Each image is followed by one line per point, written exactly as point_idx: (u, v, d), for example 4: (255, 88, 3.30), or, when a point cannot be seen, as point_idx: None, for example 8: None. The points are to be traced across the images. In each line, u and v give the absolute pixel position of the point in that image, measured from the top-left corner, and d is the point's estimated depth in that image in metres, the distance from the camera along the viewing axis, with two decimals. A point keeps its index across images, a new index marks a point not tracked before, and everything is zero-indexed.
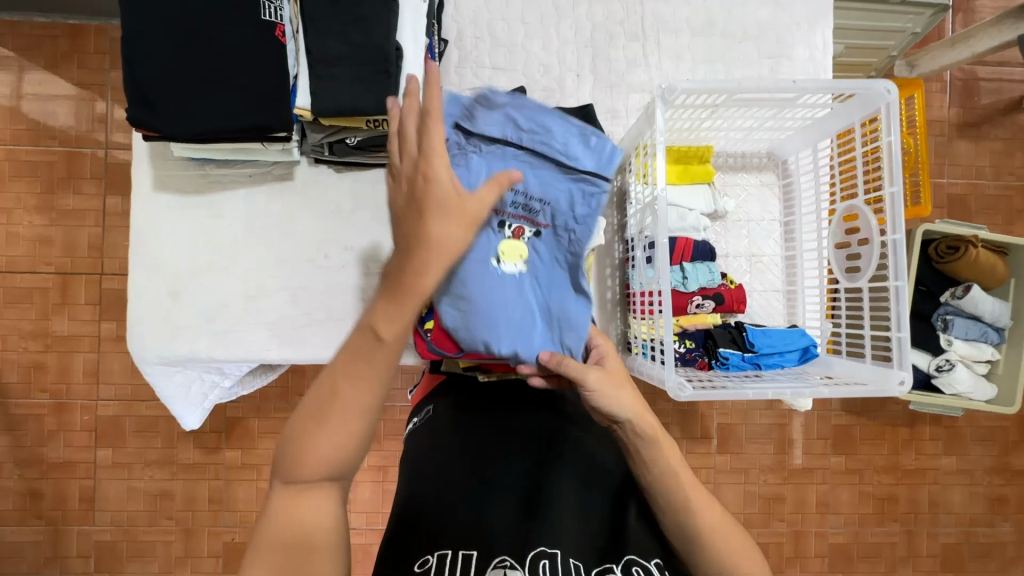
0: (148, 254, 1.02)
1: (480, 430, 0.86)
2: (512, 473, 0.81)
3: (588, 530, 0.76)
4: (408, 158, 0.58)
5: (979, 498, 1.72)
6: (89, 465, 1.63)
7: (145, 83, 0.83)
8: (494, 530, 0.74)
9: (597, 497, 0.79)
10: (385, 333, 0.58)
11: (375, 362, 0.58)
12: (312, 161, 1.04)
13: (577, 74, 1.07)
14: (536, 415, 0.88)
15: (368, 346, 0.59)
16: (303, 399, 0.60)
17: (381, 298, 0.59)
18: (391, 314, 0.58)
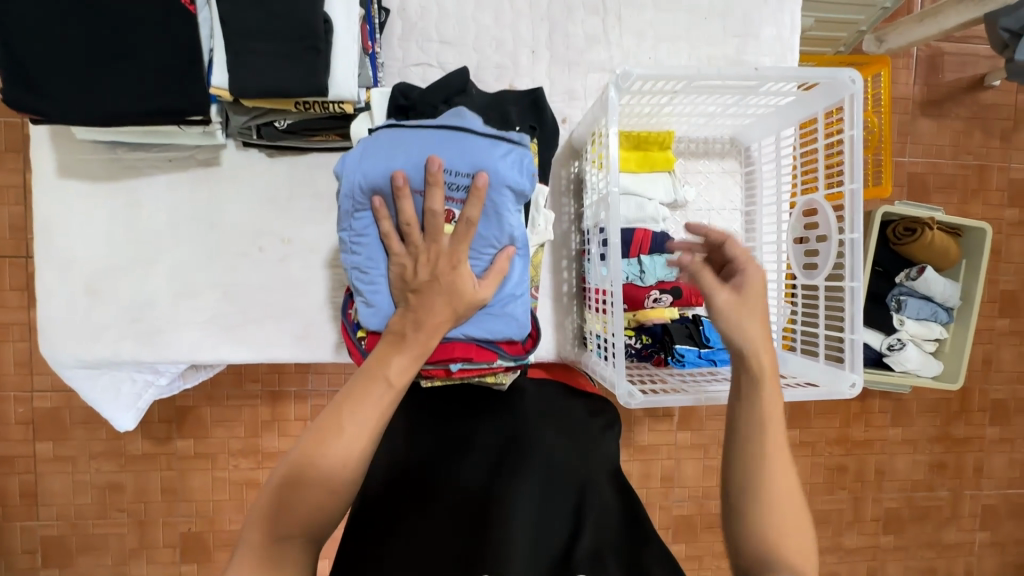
0: (59, 247, 0.92)
1: (436, 438, 0.84)
2: (466, 481, 0.79)
3: (542, 541, 0.73)
4: (429, 245, 0.73)
5: (922, 465, 1.81)
6: (29, 459, 1.54)
7: (28, 60, 0.72)
8: (440, 542, 0.73)
9: (556, 505, 0.77)
10: (396, 378, 0.68)
11: (379, 402, 0.66)
12: (240, 144, 0.94)
13: (533, 50, 0.99)
14: (491, 425, 0.85)
15: (373, 393, 0.66)
16: (302, 434, 0.63)
17: (393, 350, 0.69)
18: (403, 363, 0.69)
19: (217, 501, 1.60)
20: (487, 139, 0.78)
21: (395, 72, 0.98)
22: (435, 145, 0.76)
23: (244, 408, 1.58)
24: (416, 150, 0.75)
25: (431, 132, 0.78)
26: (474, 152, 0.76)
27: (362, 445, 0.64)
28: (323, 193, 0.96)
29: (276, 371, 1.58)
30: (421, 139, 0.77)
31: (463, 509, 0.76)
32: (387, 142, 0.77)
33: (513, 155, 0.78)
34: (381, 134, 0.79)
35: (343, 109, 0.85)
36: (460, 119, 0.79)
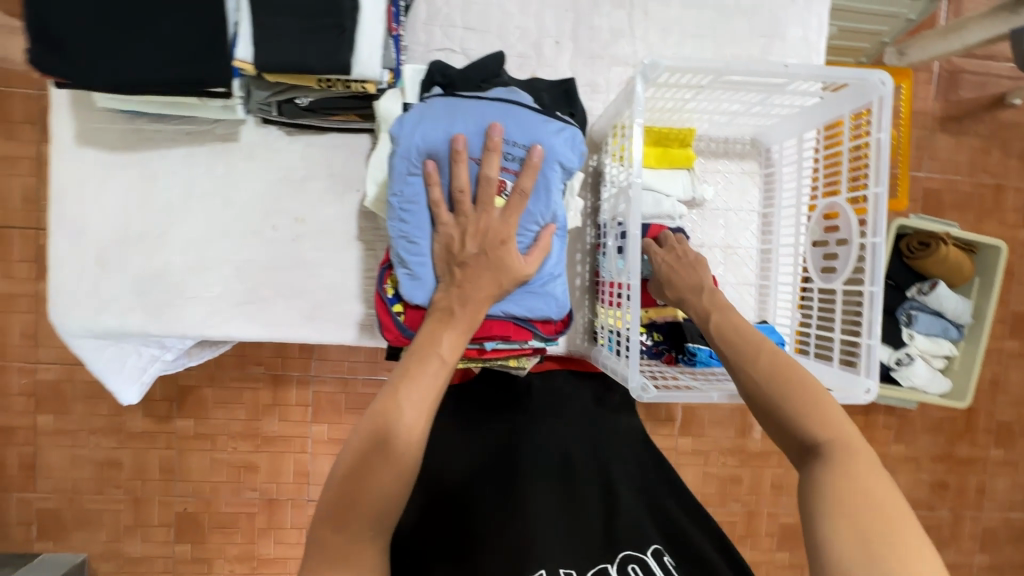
0: (73, 216, 0.92)
1: (456, 446, 0.83)
2: (492, 482, 0.78)
3: (578, 532, 0.73)
4: (484, 219, 0.75)
5: (923, 483, 1.79)
6: (29, 431, 1.53)
7: (51, 22, 0.72)
8: (479, 546, 0.71)
9: (584, 497, 0.78)
10: (448, 354, 0.69)
11: (436, 378, 0.66)
12: (259, 121, 0.94)
13: (557, 40, 0.99)
14: (507, 418, 0.87)
15: (427, 369, 0.66)
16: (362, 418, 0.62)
17: (442, 328, 0.71)
18: (454, 340, 0.70)
19: (214, 482, 1.59)
20: (539, 116, 0.80)
21: (418, 57, 0.97)
22: (489, 118, 0.78)
23: (245, 391, 1.58)
24: (472, 120, 0.78)
25: (488, 104, 0.80)
26: (531, 126, 0.79)
27: (424, 425, 0.63)
28: (339, 174, 0.96)
29: (280, 355, 1.58)
30: (476, 109, 0.79)
31: (496, 509, 0.75)
32: (443, 111, 0.78)
33: (566, 133, 0.80)
34: (436, 101, 0.80)
35: (365, 89, 0.85)
36: (512, 95, 0.82)
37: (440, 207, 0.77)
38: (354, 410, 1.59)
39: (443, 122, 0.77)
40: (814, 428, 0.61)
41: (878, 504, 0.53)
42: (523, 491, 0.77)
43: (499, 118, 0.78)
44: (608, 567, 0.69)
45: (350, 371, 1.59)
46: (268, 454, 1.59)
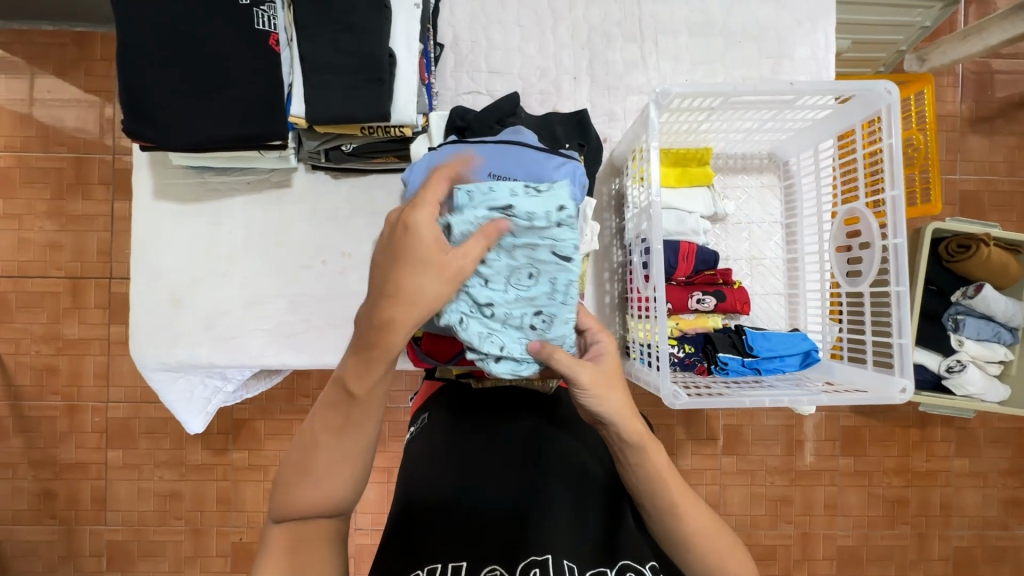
0: (149, 263, 1.03)
1: (472, 443, 0.82)
2: (501, 484, 0.77)
3: (579, 541, 0.72)
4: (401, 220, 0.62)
5: (993, 500, 1.69)
6: (101, 466, 1.65)
7: (139, 95, 0.84)
8: (484, 540, 0.71)
9: (591, 509, 0.76)
10: (357, 390, 0.63)
11: (353, 414, 0.63)
12: (309, 167, 1.04)
13: (574, 76, 1.07)
14: (525, 421, 0.85)
15: (339, 403, 0.64)
16: (290, 449, 0.65)
17: (353, 357, 0.63)
18: (361, 371, 0.62)
19: (268, 511, 1.67)
20: (543, 153, 0.84)
21: (448, 101, 1.06)
22: (496, 159, 0.82)
23: (295, 422, 1.66)
24: (475, 165, 0.82)
25: (493, 145, 0.84)
26: (534, 165, 0.82)
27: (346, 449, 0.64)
28: (382, 212, 1.04)
29: (326, 387, 1.67)
30: (483, 153, 0.83)
31: (505, 511, 0.74)
32: (450, 155, 0.84)
33: (567, 168, 0.83)
34: (445, 147, 0.85)
35: (402, 133, 0.93)
36: (518, 136, 0.87)
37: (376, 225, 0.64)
38: None
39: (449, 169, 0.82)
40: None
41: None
42: (534, 497, 0.75)
43: (502, 162, 0.82)
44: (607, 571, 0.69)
45: None
46: None
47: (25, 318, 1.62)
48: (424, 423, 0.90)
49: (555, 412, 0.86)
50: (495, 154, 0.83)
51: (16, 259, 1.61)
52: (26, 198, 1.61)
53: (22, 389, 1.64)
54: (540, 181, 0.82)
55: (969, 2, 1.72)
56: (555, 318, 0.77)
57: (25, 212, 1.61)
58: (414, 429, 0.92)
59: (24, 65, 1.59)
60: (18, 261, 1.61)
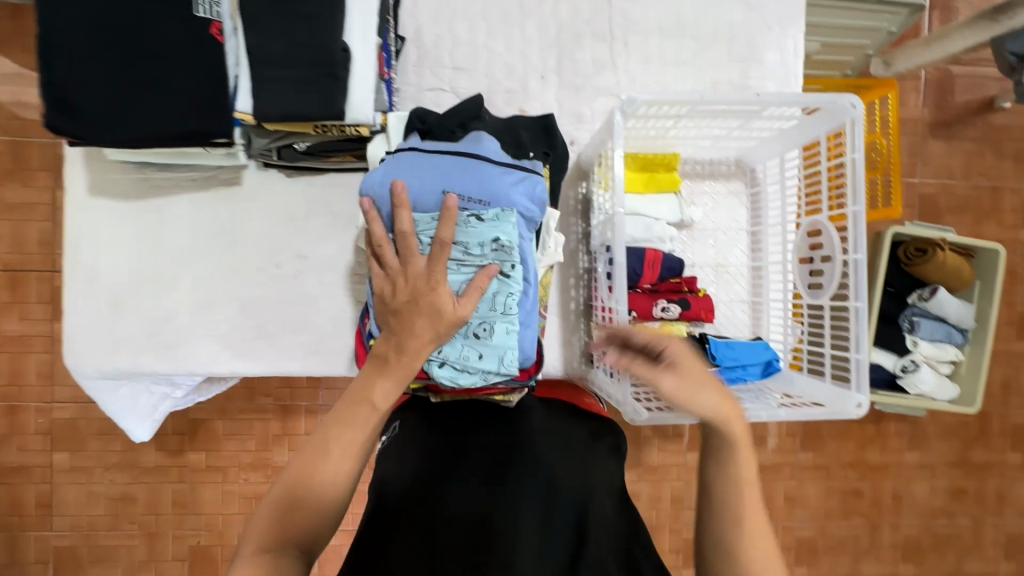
0: (86, 264, 0.96)
1: (443, 450, 0.81)
2: (465, 490, 0.75)
3: (543, 551, 0.70)
4: (417, 273, 0.71)
5: (940, 491, 1.77)
6: (45, 469, 1.57)
7: (66, 86, 0.77)
8: (443, 547, 0.69)
9: (557, 526, 0.72)
10: (380, 402, 0.67)
11: (366, 427, 0.66)
12: (260, 165, 0.98)
13: (542, 75, 1.03)
14: (498, 433, 0.83)
15: (358, 416, 0.66)
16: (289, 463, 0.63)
17: (375, 374, 0.68)
18: (388, 387, 0.68)
19: (227, 514, 1.61)
20: (502, 168, 0.83)
21: (410, 97, 1.01)
22: (451, 172, 0.81)
23: (255, 422, 1.60)
24: (428, 176, 0.80)
25: (450, 157, 0.82)
26: (491, 178, 0.81)
27: (349, 469, 0.64)
28: (340, 212, 1.00)
29: (288, 386, 1.61)
30: (438, 164, 0.81)
31: (467, 518, 0.72)
32: (410, 166, 0.81)
33: (527, 182, 0.82)
34: (399, 154, 0.82)
35: (359, 131, 0.89)
36: (477, 145, 0.84)
37: (371, 262, 0.75)
38: None
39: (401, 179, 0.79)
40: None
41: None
42: (499, 503, 0.73)
43: (458, 173, 0.81)
44: None
45: None
46: None
47: None
48: (396, 431, 0.88)
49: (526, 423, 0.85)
50: (451, 166, 0.81)
51: None
52: None
53: None
54: (496, 195, 0.81)
55: (934, 8, 1.75)
56: (497, 328, 0.80)
57: None
58: (385, 438, 0.89)
59: None
60: None
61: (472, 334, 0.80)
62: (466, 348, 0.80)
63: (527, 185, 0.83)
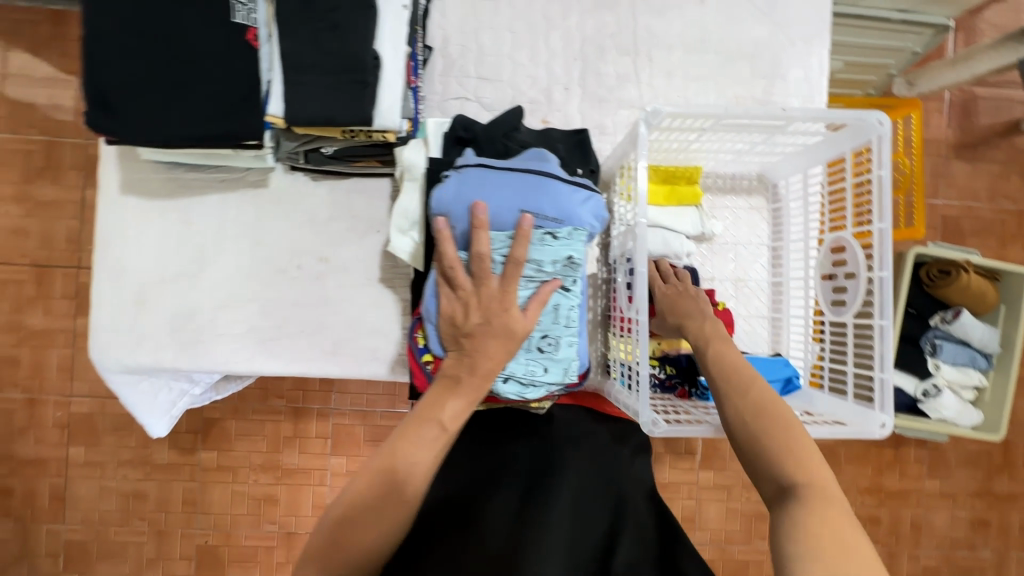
0: (114, 261, 0.99)
1: (464, 463, 0.79)
2: (497, 501, 0.75)
3: (577, 557, 0.72)
4: (492, 295, 0.74)
5: (962, 521, 1.71)
6: (61, 463, 1.59)
7: (106, 87, 0.79)
8: (478, 562, 0.68)
9: (587, 537, 0.74)
10: (450, 423, 0.67)
11: (433, 448, 0.65)
12: (287, 167, 1.00)
13: (566, 87, 1.04)
14: (523, 444, 0.82)
15: (426, 434, 0.66)
16: (356, 476, 0.63)
17: (446, 393, 0.69)
18: (457, 407, 0.69)
19: (235, 514, 1.62)
20: (570, 186, 0.83)
21: (435, 105, 1.03)
22: (524, 191, 0.81)
23: (267, 423, 1.61)
24: (501, 194, 0.81)
25: (520, 175, 0.82)
26: (561, 199, 0.82)
27: (416, 491, 0.62)
28: (362, 217, 1.01)
29: (301, 388, 1.62)
30: (509, 183, 0.81)
31: (499, 530, 0.72)
32: (479, 183, 0.81)
33: (591, 203, 0.84)
34: (468, 170, 0.82)
35: (385, 138, 0.90)
36: (544, 162, 0.84)
37: (440, 282, 0.78)
38: (372, 442, 1.61)
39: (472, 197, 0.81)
40: (790, 467, 0.62)
41: (857, 546, 0.54)
42: (529, 515, 0.73)
43: (531, 193, 0.81)
44: None
45: (369, 404, 1.62)
46: (288, 486, 1.61)
47: None
48: None
49: (550, 433, 0.84)
50: (524, 186, 0.81)
51: None
52: None
53: None
54: (568, 217, 0.82)
55: (958, 30, 1.74)
56: (560, 340, 0.82)
57: None
58: None
59: None
60: None
61: (536, 349, 0.81)
62: (531, 362, 0.80)
63: (595, 206, 0.84)
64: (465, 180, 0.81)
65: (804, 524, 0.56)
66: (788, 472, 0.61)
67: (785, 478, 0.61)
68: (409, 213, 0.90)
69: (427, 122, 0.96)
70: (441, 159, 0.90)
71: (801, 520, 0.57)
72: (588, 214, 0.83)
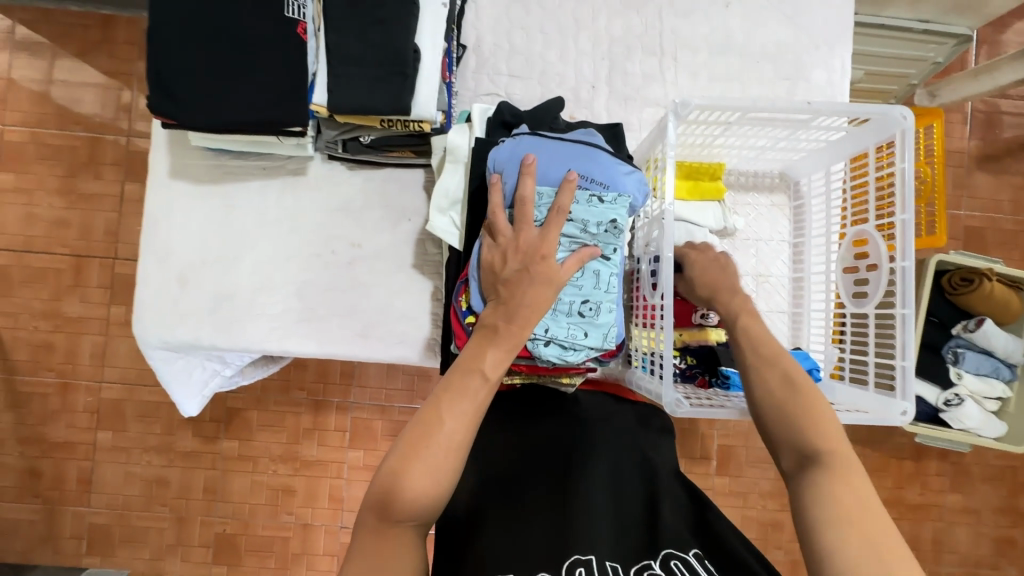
0: (159, 242, 1.04)
1: (498, 445, 0.81)
2: (538, 483, 0.77)
3: (621, 523, 0.73)
4: (532, 241, 0.78)
5: (985, 539, 1.68)
6: (89, 447, 1.64)
7: (166, 74, 0.85)
8: (528, 539, 0.70)
9: (630, 503, 0.75)
10: (490, 371, 0.70)
11: (475, 397, 0.68)
12: (326, 157, 1.05)
13: (593, 85, 1.08)
14: (550, 424, 0.84)
15: (470, 385, 0.68)
16: (405, 428, 0.65)
17: (484, 344, 0.72)
18: (497, 356, 0.71)
19: (254, 504, 1.65)
20: (615, 158, 0.87)
21: (467, 101, 1.08)
22: (574, 157, 0.85)
23: (288, 415, 1.65)
24: (552, 158, 0.84)
25: (570, 144, 0.86)
26: (608, 168, 0.85)
27: (462, 438, 0.65)
28: (394, 205, 1.05)
29: (322, 381, 1.66)
30: (559, 150, 0.85)
31: (542, 507, 0.74)
32: (532, 149, 0.85)
33: (635, 176, 0.87)
34: (523, 138, 0.86)
35: (422, 128, 0.94)
36: (591, 138, 0.89)
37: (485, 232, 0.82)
38: (390, 437, 1.64)
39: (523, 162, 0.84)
40: (815, 439, 0.66)
41: (877, 509, 0.59)
42: (570, 492, 0.75)
43: (580, 159, 0.85)
44: (652, 563, 0.67)
45: (387, 399, 1.65)
46: (306, 478, 1.65)
47: (26, 293, 1.62)
48: None
49: (576, 410, 0.86)
50: (574, 153, 0.85)
51: (22, 233, 1.61)
52: (38, 173, 1.61)
53: (16, 364, 1.63)
54: (613, 184, 0.85)
55: (981, 43, 1.75)
56: (600, 307, 0.84)
57: (35, 187, 1.62)
58: None
59: (48, 44, 1.61)
60: (24, 236, 1.61)
61: (577, 313, 0.83)
62: (572, 327, 0.83)
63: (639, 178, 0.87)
64: (518, 145, 0.85)
65: (831, 492, 0.61)
66: (811, 443, 0.66)
67: (808, 448, 0.66)
68: (449, 193, 0.94)
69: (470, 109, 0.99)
70: (485, 139, 0.92)
71: (827, 490, 0.61)
72: (633, 184, 0.86)
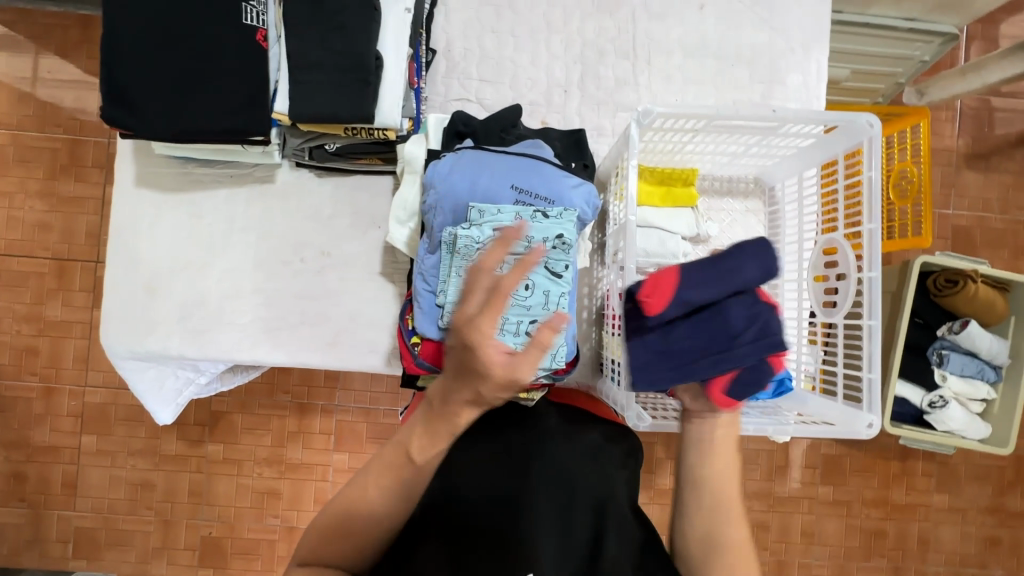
0: (127, 251, 1.03)
1: (459, 452, 0.79)
2: (490, 492, 0.75)
3: (565, 542, 0.74)
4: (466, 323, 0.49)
5: (971, 538, 1.68)
6: (74, 451, 1.64)
7: (123, 84, 0.84)
8: (474, 551, 0.71)
9: (577, 523, 0.76)
10: (418, 456, 0.61)
11: (407, 478, 0.62)
12: (294, 164, 1.04)
13: (565, 89, 1.07)
14: (514, 434, 0.81)
15: (397, 468, 0.61)
16: (337, 492, 0.63)
17: (420, 424, 0.61)
18: (426, 441, 0.60)
19: (240, 507, 1.65)
20: (561, 171, 0.88)
21: (437, 106, 1.06)
22: (519, 171, 0.87)
23: (272, 418, 1.65)
24: (493, 174, 0.86)
25: (514, 158, 0.88)
26: (552, 182, 0.87)
27: (390, 512, 0.62)
28: (364, 212, 1.04)
29: (306, 384, 1.65)
30: (503, 165, 0.87)
31: (492, 520, 0.73)
32: (475, 164, 0.87)
33: (583, 189, 0.88)
34: (466, 152, 0.88)
35: (386, 136, 0.93)
36: (537, 150, 0.90)
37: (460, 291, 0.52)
38: (376, 439, 1.63)
39: (464, 177, 0.86)
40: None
41: None
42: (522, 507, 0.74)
43: (524, 173, 0.86)
44: None
45: (372, 401, 1.64)
46: (291, 480, 1.64)
47: (8, 297, 1.61)
48: None
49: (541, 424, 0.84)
50: (517, 168, 0.87)
51: (3, 237, 1.60)
52: (18, 176, 1.60)
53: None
54: (555, 198, 0.86)
55: (971, 39, 1.73)
56: None
57: (16, 190, 1.60)
58: None
59: (27, 44, 1.59)
60: (5, 240, 1.60)
61: (524, 333, 0.83)
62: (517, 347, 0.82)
63: (584, 192, 0.88)
64: (459, 160, 0.87)
65: None
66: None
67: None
68: (407, 205, 0.93)
69: (428, 118, 0.99)
70: (437, 150, 0.93)
71: None
72: (576, 198, 0.87)
